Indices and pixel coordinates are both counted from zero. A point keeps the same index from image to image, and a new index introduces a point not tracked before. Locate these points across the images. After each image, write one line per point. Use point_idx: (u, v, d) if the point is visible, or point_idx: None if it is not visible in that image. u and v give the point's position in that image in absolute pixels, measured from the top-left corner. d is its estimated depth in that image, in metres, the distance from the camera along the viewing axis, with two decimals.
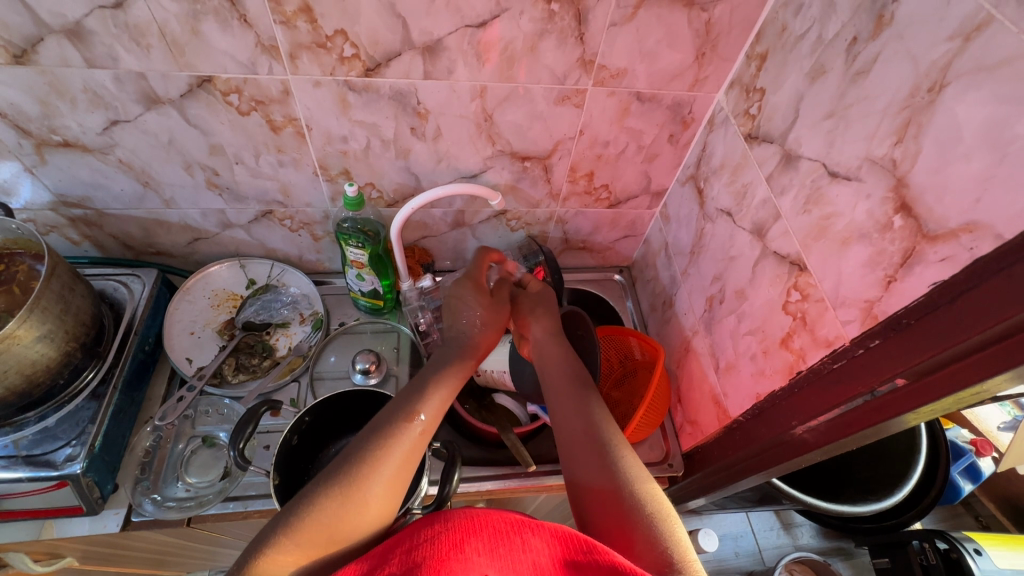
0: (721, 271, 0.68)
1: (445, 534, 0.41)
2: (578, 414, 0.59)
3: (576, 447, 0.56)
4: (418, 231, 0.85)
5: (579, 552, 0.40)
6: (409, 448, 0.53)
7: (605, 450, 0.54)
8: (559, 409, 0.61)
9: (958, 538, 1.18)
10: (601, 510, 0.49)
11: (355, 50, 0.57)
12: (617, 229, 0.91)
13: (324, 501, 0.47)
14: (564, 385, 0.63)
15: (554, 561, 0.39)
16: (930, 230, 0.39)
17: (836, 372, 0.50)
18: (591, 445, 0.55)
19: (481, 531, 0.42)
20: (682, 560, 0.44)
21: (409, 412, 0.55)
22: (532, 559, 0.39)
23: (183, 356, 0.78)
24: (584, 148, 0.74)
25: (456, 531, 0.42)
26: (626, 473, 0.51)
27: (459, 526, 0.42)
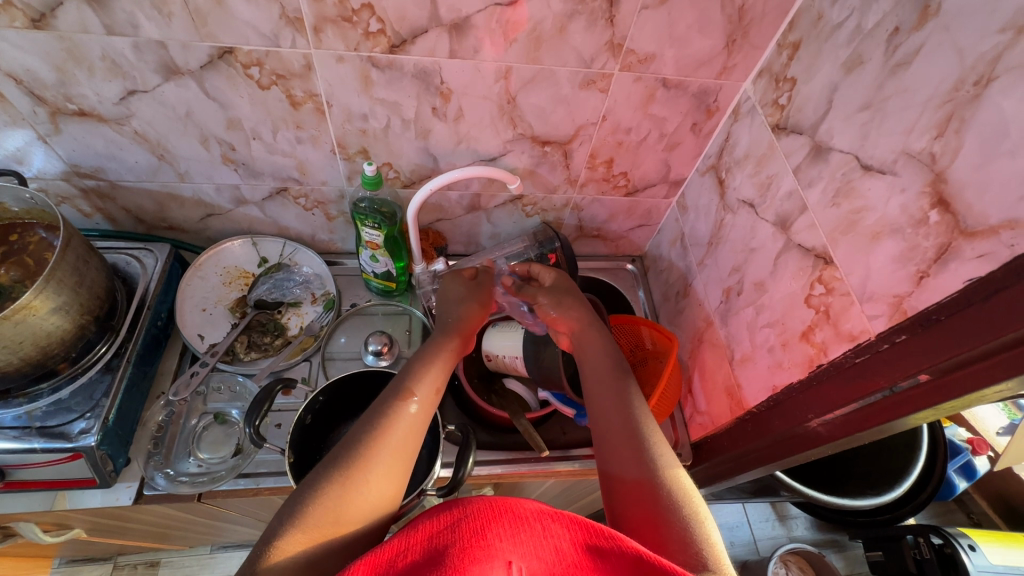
0: (740, 262, 0.68)
1: (464, 522, 0.40)
2: (617, 409, 0.58)
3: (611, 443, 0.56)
4: (433, 213, 0.84)
5: (601, 535, 0.39)
6: (405, 428, 0.52)
7: (643, 445, 0.53)
8: (598, 405, 0.60)
9: (953, 534, 1.20)
10: (632, 504, 0.49)
11: (380, 26, 0.56)
12: (632, 218, 0.90)
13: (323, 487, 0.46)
14: (605, 378, 0.62)
15: (576, 545, 0.39)
16: (968, 226, 0.39)
17: (858, 366, 0.50)
18: (626, 441, 0.55)
19: (502, 517, 0.40)
20: (718, 566, 0.43)
21: (399, 395, 0.55)
22: (554, 545, 0.38)
23: (196, 333, 0.77)
24: (605, 134, 0.73)
25: (476, 518, 0.40)
26: (664, 472, 0.50)
27: (480, 513, 0.41)
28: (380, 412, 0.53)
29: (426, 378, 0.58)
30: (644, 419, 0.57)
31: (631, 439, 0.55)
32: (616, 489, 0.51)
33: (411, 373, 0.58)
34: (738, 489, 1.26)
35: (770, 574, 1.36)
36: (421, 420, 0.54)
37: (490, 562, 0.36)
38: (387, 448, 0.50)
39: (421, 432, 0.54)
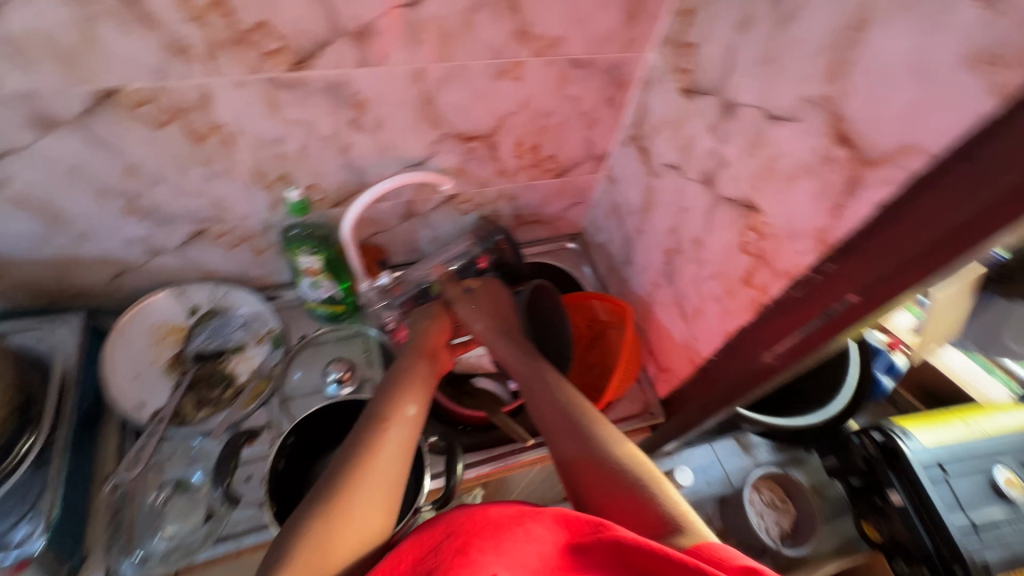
0: (674, 223, 0.71)
1: (448, 539, 0.39)
2: (552, 399, 0.59)
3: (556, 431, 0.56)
4: (368, 228, 0.82)
5: (583, 534, 0.40)
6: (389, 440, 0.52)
7: (585, 427, 0.55)
8: (534, 400, 0.61)
9: (889, 427, 1.34)
10: (590, 483, 0.50)
11: (279, 44, 0.53)
12: (565, 198, 0.92)
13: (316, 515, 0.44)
14: (534, 376, 0.63)
15: (559, 549, 0.40)
16: (869, 157, 0.43)
17: (797, 298, 0.54)
18: (565, 433, 0.55)
19: (485, 530, 0.40)
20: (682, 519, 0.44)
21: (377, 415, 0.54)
22: (538, 552, 0.40)
23: (133, 403, 0.71)
24: (527, 121, 0.74)
25: (461, 533, 0.40)
26: (608, 447, 0.52)
27: (462, 529, 0.40)
28: (354, 438, 0.52)
29: (398, 397, 0.58)
30: (577, 403, 0.58)
31: (572, 424, 0.56)
32: (572, 476, 0.52)
33: (380, 396, 0.58)
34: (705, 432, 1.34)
35: (746, 503, 1.47)
36: (403, 438, 0.53)
37: None
38: (370, 469, 0.49)
39: (405, 453, 0.52)
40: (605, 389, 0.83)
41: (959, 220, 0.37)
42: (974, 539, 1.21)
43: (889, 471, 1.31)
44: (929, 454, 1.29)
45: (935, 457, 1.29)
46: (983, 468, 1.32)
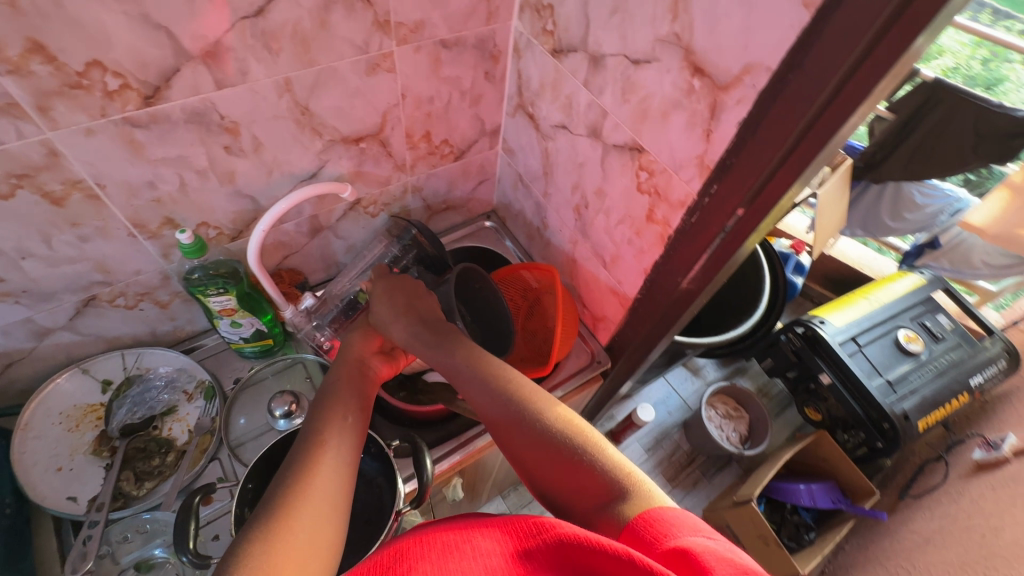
0: (576, 179, 0.74)
1: (393, 564, 0.42)
2: (485, 379, 0.58)
3: (494, 415, 0.55)
4: (278, 253, 0.79)
5: (530, 541, 0.42)
6: (324, 472, 0.49)
7: (525, 401, 0.54)
8: (464, 382, 0.59)
9: (807, 318, 1.51)
10: (540, 461, 0.51)
11: (121, 81, 0.49)
12: (470, 178, 0.93)
13: (243, 571, 0.39)
14: (460, 360, 0.60)
15: (506, 561, 0.42)
16: (722, 82, 0.47)
17: (695, 223, 0.59)
18: (504, 415, 0.55)
19: (430, 556, 0.43)
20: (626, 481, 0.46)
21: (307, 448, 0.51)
22: (484, 565, 0.41)
23: (65, 498, 0.65)
24: (411, 111, 0.73)
25: (407, 560, 0.42)
26: (548, 420, 0.53)
27: (409, 556, 0.43)
28: (291, 463, 0.49)
29: (336, 414, 0.56)
30: (514, 377, 0.57)
31: (512, 401, 0.55)
32: (520, 456, 0.53)
33: (315, 416, 0.55)
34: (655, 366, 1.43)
35: (705, 420, 1.59)
36: (341, 459, 0.51)
37: None
38: (310, 494, 0.46)
39: (348, 480, 0.50)
40: (550, 351, 0.86)
41: (806, 120, 0.42)
42: (893, 396, 1.39)
43: (815, 357, 1.47)
44: (843, 332, 1.47)
45: (847, 334, 1.47)
46: (889, 333, 1.50)
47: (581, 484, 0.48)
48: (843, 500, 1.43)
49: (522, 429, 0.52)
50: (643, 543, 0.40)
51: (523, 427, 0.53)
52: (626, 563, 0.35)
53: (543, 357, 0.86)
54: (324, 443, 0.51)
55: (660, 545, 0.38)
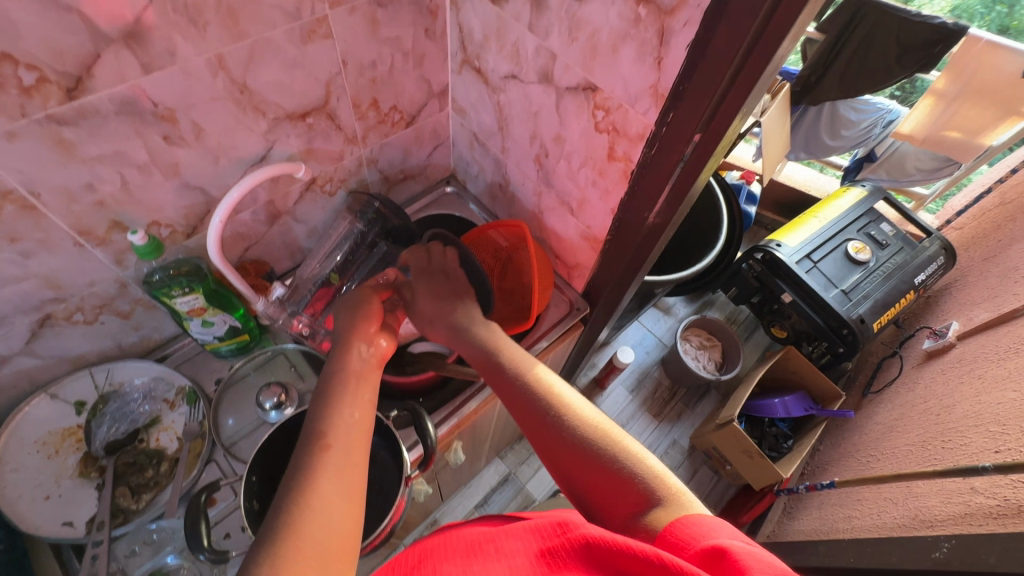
0: (532, 129, 0.74)
1: (422, 564, 0.46)
2: (529, 390, 0.59)
3: (533, 418, 0.57)
4: (238, 246, 0.76)
5: (556, 541, 0.44)
6: (337, 470, 0.48)
7: (565, 412, 0.56)
8: (508, 391, 0.60)
9: (764, 243, 1.59)
10: (578, 465, 0.52)
11: (37, 75, 0.45)
12: (424, 144, 0.91)
13: None
14: (505, 370, 0.62)
15: (531, 556, 0.44)
16: (667, 7, 0.48)
17: (655, 155, 0.60)
18: (541, 419, 0.56)
19: (456, 557, 0.47)
20: (663, 490, 0.48)
21: (314, 445, 0.49)
22: (509, 561, 0.44)
23: (61, 524, 0.63)
24: (355, 78, 0.70)
25: (433, 559, 0.47)
26: (586, 429, 0.54)
27: (433, 557, 0.47)
28: (295, 468, 0.47)
29: (342, 411, 0.53)
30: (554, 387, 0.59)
31: (555, 410, 0.56)
32: (557, 458, 0.54)
33: (318, 413, 0.53)
34: (629, 309, 1.47)
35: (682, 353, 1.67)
36: (349, 460, 0.49)
37: None
38: (324, 503, 0.45)
39: (360, 486, 0.48)
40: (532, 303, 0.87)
41: (752, 33, 0.43)
42: (848, 303, 1.48)
43: (775, 278, 1.56)
44: (798, 251, 1.56)
45: (802, 252, 1.55)
46: (839, 246, 1.58)
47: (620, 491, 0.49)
48: (814, 406, 1.55)
49: (566, 435, 0.54)
50: (676, 546, 0.41)
51: (562, 430, 0.55)
52: (657, 567, 0.37)
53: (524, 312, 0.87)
54: (327, 443, 0.49)
55: (692, 548, 0.40)
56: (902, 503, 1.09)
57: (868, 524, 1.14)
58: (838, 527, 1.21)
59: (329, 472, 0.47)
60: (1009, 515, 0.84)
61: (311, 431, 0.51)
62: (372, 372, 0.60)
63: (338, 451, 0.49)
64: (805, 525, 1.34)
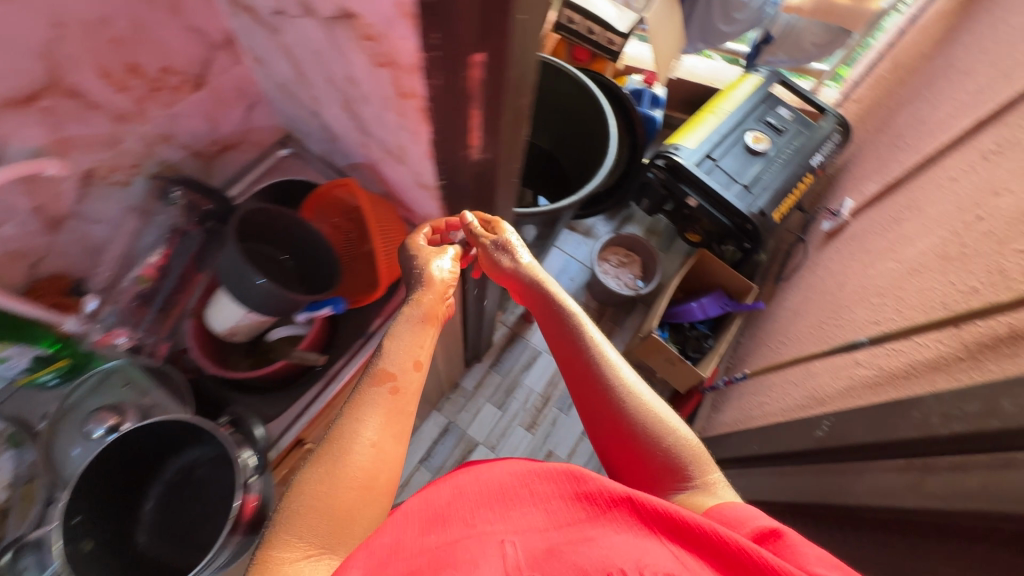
0: (325, 72, 0.64)
1: (450, 507, 0.55)
2: (596, 363, 0.68)
3: (592, 383, 0.68)
4: (16, 265, 0.66)
5: (610, 495, 0.51)
6: (386, 413, 0.58)
7: (631, 390, 0.66)
8: (572, 368, 0.71)
9: (663, 150, 1.54)
10: (627, 438, 0.64)
11: None
12: (232, 105, 0.79)
13: (310, 507, 0.50)
14: (575, 335, 0.71)
15: (569, 497, 0.54)
16: None
17: (439, 85, 0.52)
18: (596, 379, 0.67)
19: (483, 498, 0.56)
20: (704, 477, 0.59)
21: (381, 385, 0.60)
22: (544, 500, 0.54)
23: None
24: (85, 44, 0.58)
25: (461, 505, 0.55)
26: (647, 410, 0.64)
27: (455, 498, 0.57)
28: (363, 402, 0.58)
29: (407, 368, 0.62)
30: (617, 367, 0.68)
31: (618, 388, 0.66)
32: (605, 418, 0.66)
33: (383, 354, 0.63)
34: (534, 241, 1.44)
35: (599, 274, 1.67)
36: (402, 412, 0.60)
37: (486, 538, 0.48)
38: (371, 449, 0.55)
39: (398, 449, 0.57)
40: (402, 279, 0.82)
41: None
42: (750, 197, 1.47)
43: (679, 184, 1.53)
44: (697, 152, 1.52)
45: (701, 152, 1.51)
46: (738, 140, 1.55)
47: (659, 456, 0.61)
48: (730, 302, 1.59)
49: (625, 410, 0.65)
50: (722, 519, 0.50)
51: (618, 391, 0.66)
52: (711, 537, 0.44)
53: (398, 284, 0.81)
54: (387, 384, 0.60)
55: (735, 525, 0.49)
56: (800, 385, 1.15)
57: (773, 409, 1.20)
58: (752, 415, 1.28)
59: (385, 418, 0.58)
60: (883, 384, 0.89)
61: (372, 370, 0.62)
62: (428, 324, 0.68)
63: (388, 394, 0.60)
64: (727, 417, 1.42)
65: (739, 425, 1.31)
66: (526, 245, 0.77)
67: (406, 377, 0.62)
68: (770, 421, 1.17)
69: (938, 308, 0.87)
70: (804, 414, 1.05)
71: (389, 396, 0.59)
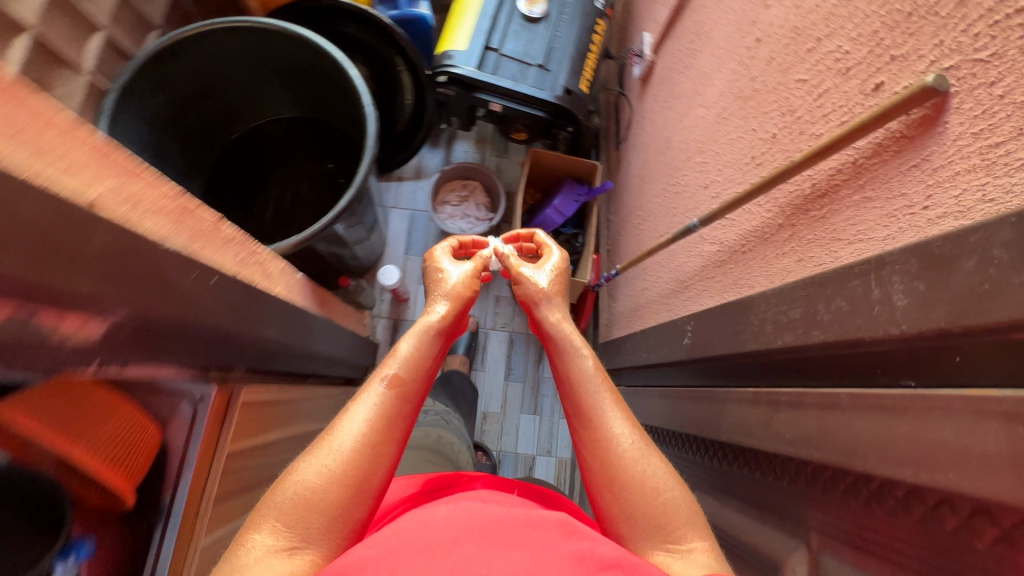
0: None
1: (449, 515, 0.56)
2: (602, 409, 0.73)
3: (588, 419, 0.73)
4: None
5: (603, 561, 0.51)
6: (386, 410, 0.66)
7: (636, 436, 0.70)
8: (575, 415, 0.75)
9: (440, 63, 1.28)
10: (615, 474, 0.68)
11: None
12: None
13: (296, 488, 0.59)
14: (579, 379, 0.78)
15: (566, 537, 0.55)
16: None
17: None
18: (594, 411, 0.73)
19: (476, 527, 0.54)
20: (689, 543, 0.62)
21: (391, 383, 0.69)
22: (534, 526, 0.56)
23: None
24: None
25: (465, 517, 0.55)
26: (648, 461, 0.68)
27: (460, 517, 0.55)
28: (365, 398, 0.67)
29: (398, 385, 0.69)
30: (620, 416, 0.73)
31: (616, 435, 0.71)
32: (594, 450, 0.70)
33: (400, 351, 0.74)
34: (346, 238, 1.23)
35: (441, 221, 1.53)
36: (407, 417, 0.68)
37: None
38: (373, 443, 0.63)
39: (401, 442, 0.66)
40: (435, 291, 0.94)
41: None
42: (550, 77, 1.28)
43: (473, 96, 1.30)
44: (475, 50, 1.27)
45: (480, 47, 1.27)
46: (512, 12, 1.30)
47: (657, 518, 0.64)
48: (584, 190, 1.48)
49: (620, 454, 0.69)
50: None
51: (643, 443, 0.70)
52: None
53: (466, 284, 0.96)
54: (395, 385, 0.69)
55: None
56: (668, 267, 1.09)
57: (656, 298, 1.16)
58: (641, 305, 1.25)
59: (379, 421, 0.65)
60: (729, 261, 0.83)
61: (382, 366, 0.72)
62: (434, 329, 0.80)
63: (386, 392, 0.68)
64: (624, 307, 1.40)
65: (635, 318, 1.28)
66: (541, 268, 0.99)
67: (409, 382, 0.71)
68: (657, 312, 1.13)
69: (751, 165, 0.78)
70: (679, 302, 1.01)
71: (387, 394, 0.68)
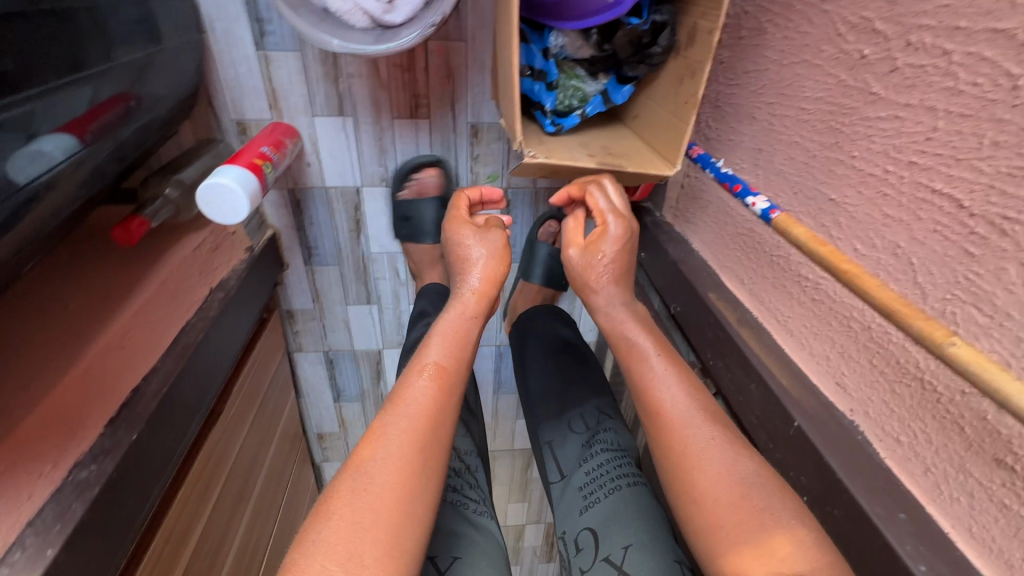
0: None
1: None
2: (695, 439, 0.52)
3: (681, 447, 0.52)
4: None
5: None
6: (421, 411, 0.55)
7: (732, 454, 0.50)
8: (661, 450, 0.54)
9: None
10: (718, 513, 0.48)
11: None
12: None
13: (324, 526, 0.46)
14: (657, 412, 0.56)
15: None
16: None
17: None
18: (685, 437, 0.52)
19: None
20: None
21: (421, 373, 0.59)
22: None
23: None
24: None
25: None
26: (753, 474, 0.48)
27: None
28: (389, 403, 0.57)
29: (429, 375, 0.59)
30: (705, 437, 0.52)
31: (698, 459, 0.51)
32: (689, 487, 0.50)
33: (418, 351, 0.63)
34: (38, 193, 0.47)
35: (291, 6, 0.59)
36: (447, 403, 0.58)
37: None
38: (404, 436, 0.53)
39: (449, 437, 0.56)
40: (481, 314, 0.67)
41: None
42: None
43: None
44: None
45: None
46: None
47: (768, 550, 0.43)
48: None
49: (711, 469, 0.50)
50: None
51: (755, 466, 0.49)
52: None
53: (495, 249, 0.71)
54: (422, 373, 0.59)
55: None
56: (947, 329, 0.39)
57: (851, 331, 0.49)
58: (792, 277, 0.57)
59: (415, 416, 0.55)
60: None
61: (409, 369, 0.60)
62: (474, 298, 0.67)
63: (425, 378, 0.58)
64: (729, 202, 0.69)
65: (767, 282, 0.62)
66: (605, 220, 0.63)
67: (447, 359, 0.61)
68: (851, 369, 0.49)
69: None
70: (955, 466, 0.39)
71: (433, 390, 0.57)
